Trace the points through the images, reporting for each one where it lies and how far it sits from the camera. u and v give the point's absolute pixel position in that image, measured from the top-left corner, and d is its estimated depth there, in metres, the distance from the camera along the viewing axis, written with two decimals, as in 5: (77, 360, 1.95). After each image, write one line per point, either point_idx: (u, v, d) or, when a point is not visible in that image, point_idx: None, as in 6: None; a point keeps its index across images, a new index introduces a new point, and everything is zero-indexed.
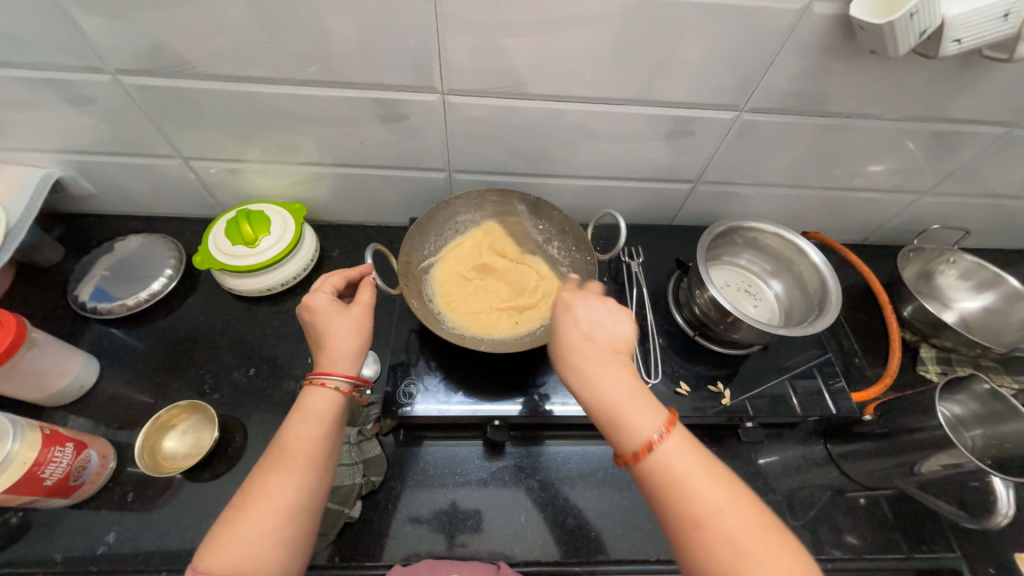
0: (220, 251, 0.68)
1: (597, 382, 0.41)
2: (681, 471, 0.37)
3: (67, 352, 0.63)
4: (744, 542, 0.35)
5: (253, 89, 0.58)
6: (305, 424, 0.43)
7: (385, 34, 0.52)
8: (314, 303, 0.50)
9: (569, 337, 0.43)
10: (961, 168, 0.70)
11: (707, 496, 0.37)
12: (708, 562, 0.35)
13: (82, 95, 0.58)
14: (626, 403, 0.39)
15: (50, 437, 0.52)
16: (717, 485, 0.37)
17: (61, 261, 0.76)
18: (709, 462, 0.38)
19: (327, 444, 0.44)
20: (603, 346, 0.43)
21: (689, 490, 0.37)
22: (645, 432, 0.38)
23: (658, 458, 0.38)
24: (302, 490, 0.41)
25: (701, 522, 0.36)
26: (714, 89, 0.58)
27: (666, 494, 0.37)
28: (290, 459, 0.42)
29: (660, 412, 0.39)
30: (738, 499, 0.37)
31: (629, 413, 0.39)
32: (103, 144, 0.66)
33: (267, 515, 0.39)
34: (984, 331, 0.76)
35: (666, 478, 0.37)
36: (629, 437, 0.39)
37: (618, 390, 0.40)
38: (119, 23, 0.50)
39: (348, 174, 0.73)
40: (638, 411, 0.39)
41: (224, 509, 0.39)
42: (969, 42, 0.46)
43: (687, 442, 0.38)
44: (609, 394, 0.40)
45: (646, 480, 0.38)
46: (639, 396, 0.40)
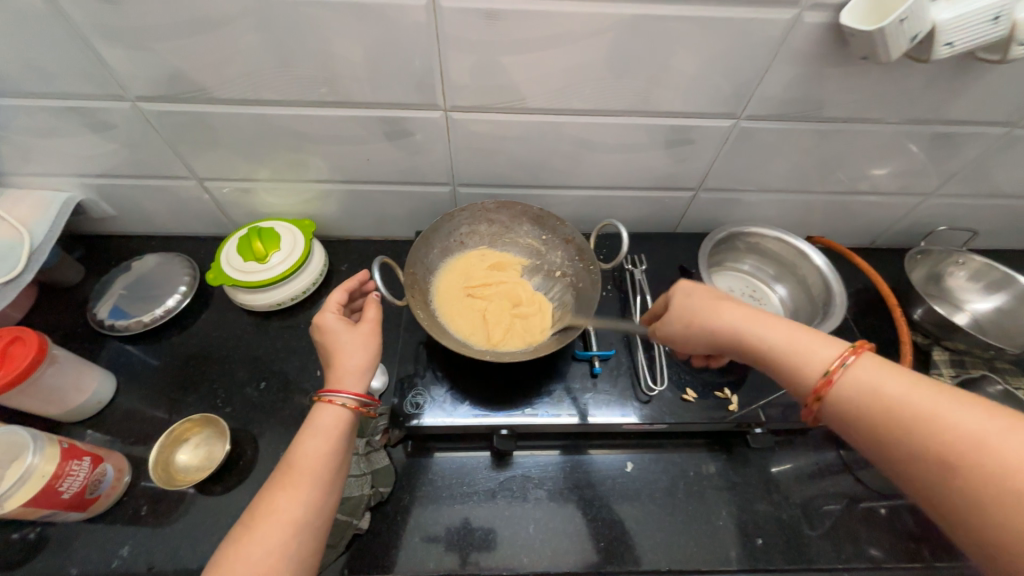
0: (232, 266, 0.70)
1: (765, 332, 0.45)
2: (895, 394, 0.37)
3: (85, 368, 0.65)
4: (1015, 454, 0.31)
5: (265, 112, 0.61)
6: (313, 441, 0.45)
7: (390, 55, 0.54)
8: (324, 320, 0.52)
9: (720, 301, 0.49)
10: (964, 169, 0.70)
11: (938, 409, 0.35)
12: (973, 479, 0.32)
13: (103, 121, 0.61)
14: (803, 344, 0.43)
15: (68, 451, 0.54)
16: (948, 398, 0.35)
17: (80, 280, 0.78)
18: (923, 382, 0.37)
19: (334, 460, 0.44)
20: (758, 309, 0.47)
21: (906, 408, 0.36)
22: (823, 363, 0.41)
23: (851, 381, 0.39)
24: (307, 508, 0.41)
25: (936, 435, 0.34)
26: (711, 98, 0.59)
27: (879, 417, 0.37)
28: (298, 475, 0.42)
29: (842, 344, 0.41)
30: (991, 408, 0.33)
31: (806, 348, 0.42)
32: (122, 168, 0.69)
33: (273, 533, 0.39)
34: (997, 332, 0.75)
35: (875, 401, 0.37)
36: (809, 370, 0.41)
37: (791, 334, 0.44)
38: (139, 53, 0.53)
39: (356, 191, 0.75)
40: (815, 347, 0.42)
41: (232, 527, 0.40)
42: (961, 45, 0.47)
43: (881, 364, 0.38)
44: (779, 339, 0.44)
45: (851, 410, 0.39)
46: (812, 337, 0.43)
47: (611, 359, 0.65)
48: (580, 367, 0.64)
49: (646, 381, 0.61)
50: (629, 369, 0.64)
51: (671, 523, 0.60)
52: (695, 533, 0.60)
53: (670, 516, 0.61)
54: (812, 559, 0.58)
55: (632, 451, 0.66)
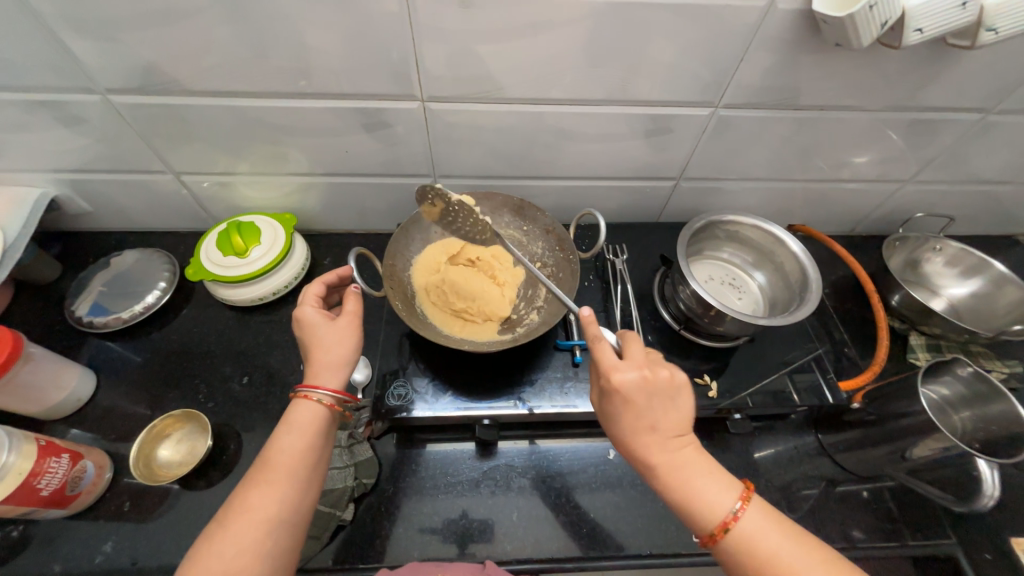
0: (211, 261, 0.69)
1: (669, 469, 0.43)
2: (774, 549, 0.39)
3: (63, 366, 0.64)
4: None
5: (240, 104, 0.60)
6: (289, 437, 0.45)
7: (363, 45, 0.53)
8: (303, 314, 0.52)
9: (638, 424, 0.45)
10: (941, 155, 0.71)
11: (804, 575, 0.38)
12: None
13: (74, 115, 0.60)
14: (699, 487, 0.42)
15: (46, 448, 0.53)
16: (813, 557, 0.39)
17: (58, 277, 0.77)
18: (791, 532, 0.40)
19: (310, 457, 0.45)
20: (669, 433, 0.45)
21: (782, 569, 0.38)
22: (721, 513, 0.41)
23: (740, 535, 0.40)
24: (283, 503, 0.42)
25: None
26: (688, 86, 0.59)
27: (758, 573, 0.39)
28: (273, 472, 0.43)
29: (732, 488, 0.42)
30: (836, 567, 0.38)
31: (704, 496, 0.42)
32: (97, 163, 0.68)
33: (248, 528, 0.40)
34: (972, 317, 0.76)
35: (758, 559, 0.39)
36: (706, 519, 0.41)
37: (690, 473, 0.43)
38: (107, 44, 0.52)
39: (336, 184, 0.74)
40: (711, 493, 0.42)
41: (208, 522, 0.40)
42: (931, 31, 0.47)
43: (766, 515, 0.41)
44: (683, 480, 0.43)
45: (736, 560, 0.40)
46: (708, 478, 0.43)
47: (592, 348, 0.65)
48: (561, 357, 0.64)
49: None
50: None
51: (653, 509, 0.61)
52: (677, 519, 0.60)
53: (652, 502, 0.62)
54: None
55: None
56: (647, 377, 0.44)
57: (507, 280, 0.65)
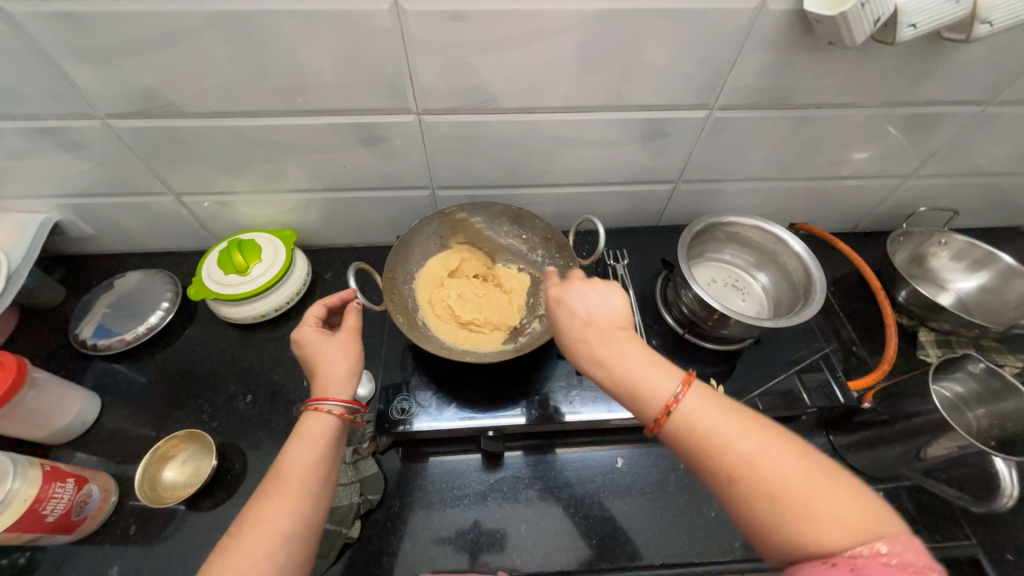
0: (213, 280, 0.70)
1: (609, 359, 0.42)
2: (713, 424, 0.38)
3: (68, 390, 0.64)
4: (793, 484, 0.35)
5: (238, 123, 0.60)
6: (300, 449, 0.45)
7: (357, 61, 0.53)
8: (302, 334, 0.53)
9: (575, 321, 0.45)
10: (942, 149, 0.70)
11: (741, 444, 0.37)
12: (759, 508, 0.35)
13: (75, 140, 0.61)
14: (640, 372, 0.41)
15: (51, 474, 0.53)
16: (752, 429, 0.38)
17: (62, 301, 0.78)
18: (731, 410, 0.39)
19: (322, 468, 0.44)
20: (605, 326, 0.44)
21: (719, 442, 0.37)
22: (662, 395, 0.40)
23: (680, 416, 0.39)
24: (296, 516, 0.41)
25: (742, 470, 0.36)
26: (683, 89, 0.59)
27: (697, 450, 0.38)
28: (286, 484, 0.42)
29: (673, 373, 0.41)
30: (775, 438, 0.37)
31: (644, 380, 0.41)
32: (99, 187, 0.68)
33: (261, 541, 0.39)
34: (982, 311, 0.75)
35: (697, 434, 0.38)
36: (649, 402, 0.40)
37: (631, 362, 0.42)
38: (106, 70, 0.53)
39: (335, 199, 0.74)
40: (652, 377, 0.41)
41: (222, 537, 0.40)
42: (925, 26, 0.47)
43: (705, 394, 0.39)
44: (623, 367, 0.41)
45: (678, 441, 0.39)
46: (648, 364, 0.41)
47: None
48: (565, 365, 0.64)
49: None
50: None
51: (664, 517, 0.60)
52: (689, 527, 0.59)
53: (663, 510, 0.60)
54: None
55: (623, 447, 0.65)
56: (579, 283, 0.46)
57: (511, 287, 0.67)
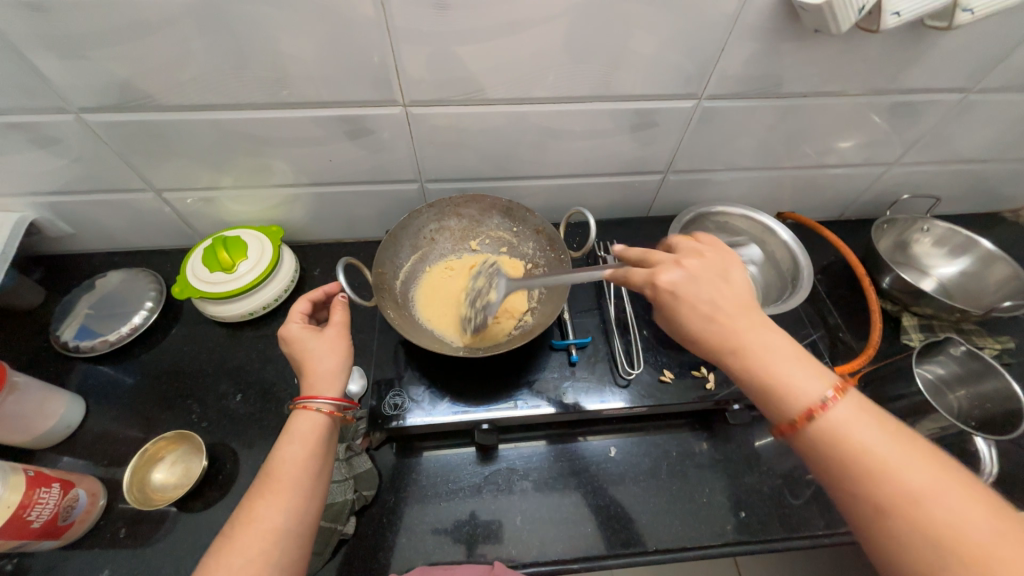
0: (198, 278, 0.68)
1: (749, 352, 0.39)
2: (868, 442, 0.35)
3: (50, 393, 0.63)
4: (965, 527, 0.31)
5: (220, 117, 0.59)
6: (290, 447, 0.44)
7: (340, 50, 0.52)
8: (289, 332, 0.52)
9: (704, 309, 0.42)
10: (925, 136, 0.71)
11: (902, 470, 0.33)
12: (916, 541, 0.32)
13: (49, 136, 0.59)
14: (785, 370, 0.38)
15: (35, 479, 0.52)
16: (917, 457, 0.34)
17: (42, 302, 0.76)
18: (894, 431, 0.35)
19: (314, 464, 0.44)
20: (745, 318, 0.41)
21: (877, 461, 0.34)
22: (807, 398, 0.37)
23: (830, 424, 0.36)
24: (289, 514, 0.41)
25: (902, 496, 0.33)
26: (671, 78, 0.58)
27: (846, 464, 0.35)
28: (277, 482, 0.42)
29: (824, 379, 0.38)
30: (944, 472, 0.33)
31: (789, 379, 0.38)
32: (76, 184, 0.66)
33: (254, 540, 0.39)
34: (963, 295, 0.77)
35: (846, 448, 0.35)
36: (790, 403, 0.37)
37: (774, 358, 0.39)
38: (79, 62, 0.51)
39: (322, 193, 0.73)
40: (797, 377, 0.38)
41: (213, 539, 0.39)
42: (909, 13, 0.47)
43: (862, 409, 0.36)
44: (765, 363, 0.39)
45: (822, 451, 0.36)
46: (798, 364, 0.39)
47: (588, 346, 0.65)
48: (557, 357, 0.64)
49: (623, 366, 0.62)
50: (606, 356, 0.64)
51: (657, 504, 0.61)
52: (682, 512, 0.60)
53: (656, 497, 0.61)
54: (796, 527, 0.60)
55: (616, 436, 0.66)
56: (696, 269, 0.43)
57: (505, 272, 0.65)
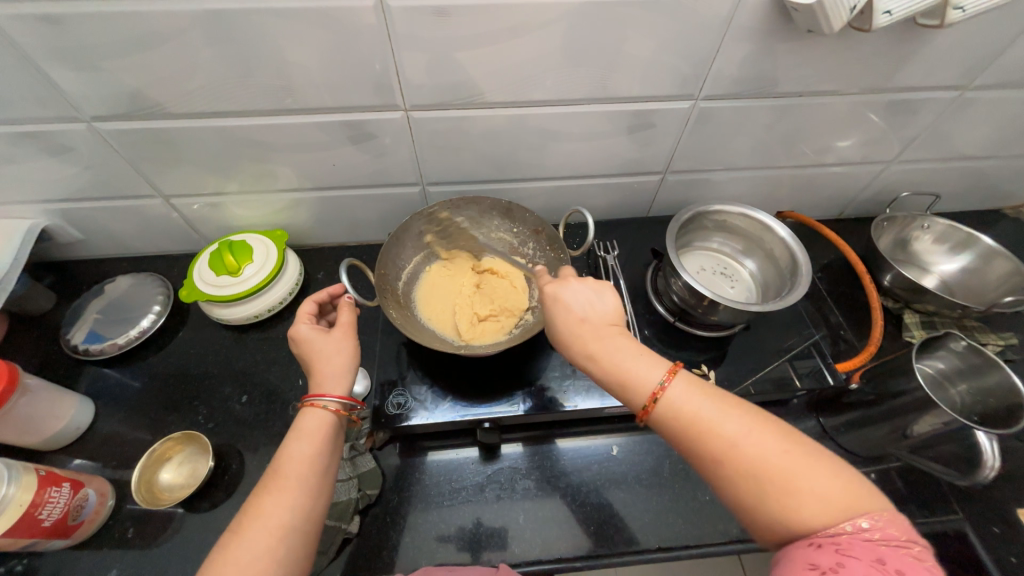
0: (205, 281, 0.69)
1: (601, 355, 0.44)
2: (696, 410, 0.39)
3: (60, 395, 0.64)
4: (771, 466, 0.35)
5: (226, 124, 0.60)
6: (298, 444, 0.45)
7: (342, 57, 0.53)
8: (299, 332, 0.53)
9: (567, 320, 0.46)
10: (922, 134, 0.72)
11: (722, 427, 0.37)
12: (740, 488, 0.36)
13: (61, 144, 0.60)
14: (628, 365, 0.42)
15: (46, 478, 0.53)
16: (733, 413, 0.38)
17: (52, 307, 0.78)
18: (720, 397, 0.39)
19: (321, 462, 0.45)
20: (599, 323, 0.46)
21: (704, 425, 0.38)
22: (648, 385, 0.41)
23: (667, 404, 0.39)
24: (296, 511, 0.41)
25: (724, 452, 0.36)
26: (667, 80, 0.59)
27: (684, 435, 0.39)
28: (284, 479, 0.43)
29: (660, 364, 0.42)
30: (754, 420, 0.38)
31: (633, 371, 0.42)
32: (87, 191, 0.68)
33: (262, 536, 0.39)
34: (965, 291, 0.77)
35: (683, 421, 0.39)
36: (636, 392, 0.41)
37: (619, 355, 0.43)
38: (91, 73, 0.53)
39: (325, 198, 0.75)
40: (638, 368, 0.42)
41: (222, 534, 0.40)
42: (900, 12, 0.48)
43: (692, 385, 0.40)
44: (613, 361, 0.43)
45: (667, 429, 0.40)
46: (638, 356, 0.43)
47: None
48: (559, 356, 0.64)
49: None
50: None
51: (659, 502, 0.61)
52: (684, 511, 0.60)
53: (658, 496, 0.61)
54: None
55: (618, 435, 0.66)
56: (576, 283, 0.48)
57: (506, 272, 0.67)
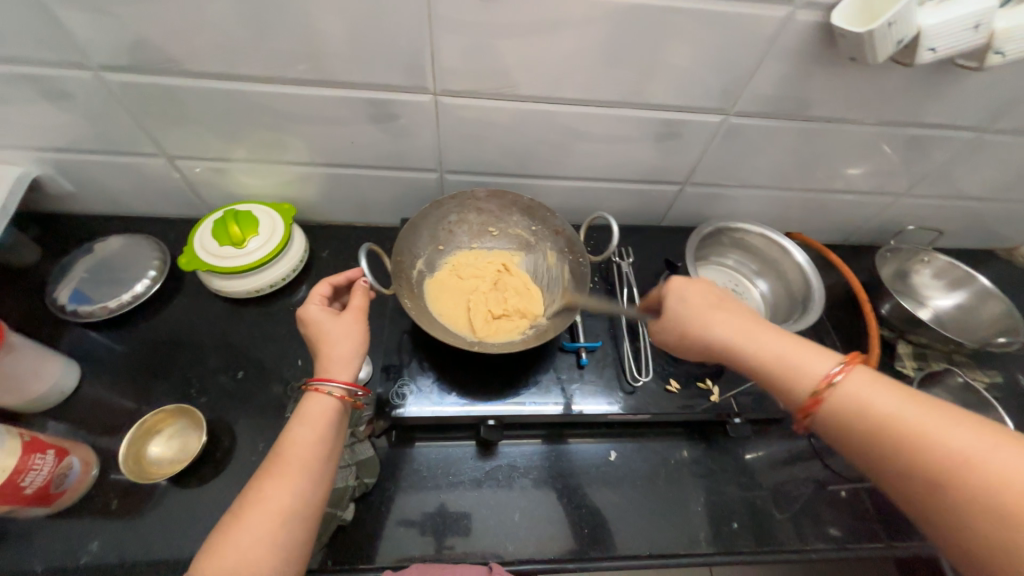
0: (206, 251, 0.67)
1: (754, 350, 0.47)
2: (875, 402, 0.39)
3: (44, 356, 0.61)
4: (970, 457, 0.34)
5: (243, 88, 0.58)
6: (300, 429, 0.44)
7: (375, 33, 0.51)
8: (309, 313, 0.52)
9: (708, 321, 0.50)
10: (935, 171, 0.73)
11: (905, 417, 0.38)
12: (934, 482, 0.35)
13: (62, 90, 0.57)
14: (787, 359, 0.45)
15: (30, 444, 0.50)
16: (921, 405, 0.38)
17: (37, 261, 0.73)
18: (904, 389, 0.39)
19: (323, 449, 0.44)
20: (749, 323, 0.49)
21: (884, 417, 0.39)
22: (816, 375, 0.43)
23: (838, 394, 0.41)
24: (296, 496, 0.41)
25: (909, 441, 0.37)
26: (702, 92, 0.59)
27: (861, 427, 0.40)
28: (286, 464, 0.42)
29: (830, 355, 0.44)
30: (943, 413, 0.37)
31: (792, 365, 0.44)
32: (84, 142, 0.64)
33: (261, 520, 0.39)
34: (956, 327, 0.79)
35: (857, 412, 0.40)
36: (798, 384, 0.44)
37: (774, 350, 0.46)
38: (103, 17, 0.49)
39: (338, 175, 0.72)
40: (803, 361, 0.44)
41: (221, 516, 0.39)
42: (943, 51, 0.48)
43: (870, 377, 0.41)
44: (769, 355, 0.46)
45: (836, 421, 0.41)
46: (801, 351, 0.45)
47: (597, 351, 0.65)
48: (566, 358, 0.64)
49: (631, 371, 0.62)
50: (614, 360, 0.65)
51: (652, 509, 0.62)
52: (675, 519, 0.62)
53: (651, 504, 0.62)
54: (782, 541, 0.62)
55: (617, 440, 0.67)
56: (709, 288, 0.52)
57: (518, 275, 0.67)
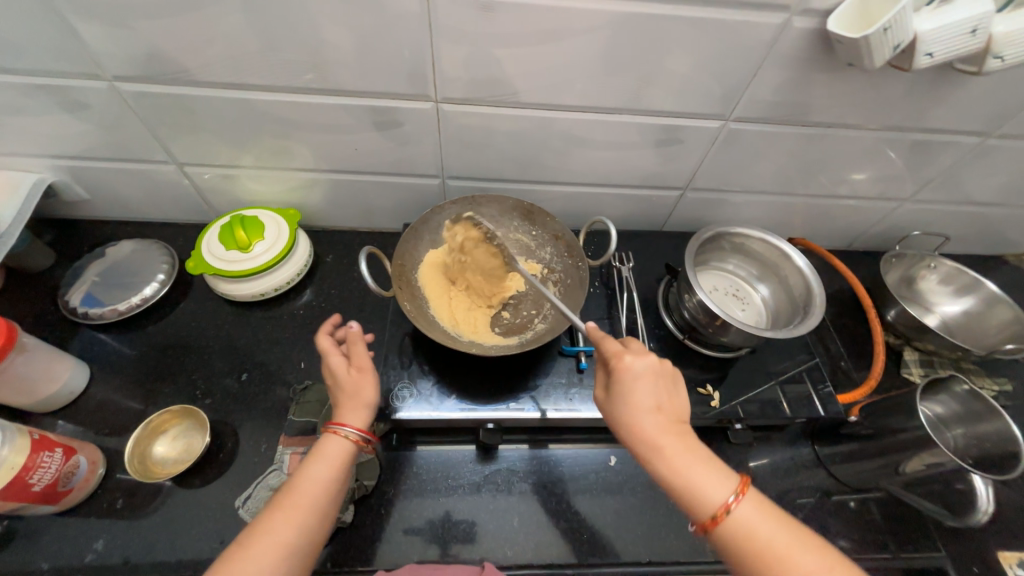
0: (213, 255, 0.68)
1: (671, 455, 0.43)
2: (766, 536, 0.40)
3: (56, 357, 0.62)
4: None
5: (250, 96, 0.59)
6: (315, 466, 0.45)
7: (378, 43, 0.53)
8: (332, 366, 0.51)
9: (639, 405, 0.46)
10: (939, 176, 0.73)
11: (791, 556, 0.39)
12: None
13: (77, 101, 0.59)
14: (698, 476, 0.42)
15: (39, 442, 0.52)
16: (803, 545, 0.40)
17: (51, 266, 0.76)
18: (787, 524, 0.41)
19: (333, 488, 0.45)
20: (669, 417, 0.46)
21: (775, 555, 0.39)
22: (720, 499, 0.41)
23: (736, 523, 0.41)
24: (303, 531, 0.42)
25: None
26: (701, 98, 0.59)
27: (751, 559, 0.40)
28: (297, 497, 0.43)
29: (732, 477, 0.43)
30: (819, 555, 0.40)
31: (703, 481, 0.42)
32: (98, 150, 0.66)
33: (268, 552, 0.40)
34: (965, 334, 0.78)
35: (751, 544, 0.40)
36: (705, 503, 0.42)
37: (690, 459, 0.43)
38: (118, 31, 0.51)
39: (343, 181, 0.73)
40: (710, 480, 0.42)
41: (232, 542, 0.41)
42: (940, 56, 0.48)
43: (760, 507, 0.41)
44: (684, 465, 0.43)
45: (727, 547, 0.41)
46: (708, 465, 0.43)
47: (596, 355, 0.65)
48: (566, 363, 0.64)
49: None
50: None
51: (653, 516, 0.61)
52: (676, 526, 0.61)
53: (652, 510, 0.62)
54: None
55: (617, 446, 0.67)
56: (654, 362, 0.47)
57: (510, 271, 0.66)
